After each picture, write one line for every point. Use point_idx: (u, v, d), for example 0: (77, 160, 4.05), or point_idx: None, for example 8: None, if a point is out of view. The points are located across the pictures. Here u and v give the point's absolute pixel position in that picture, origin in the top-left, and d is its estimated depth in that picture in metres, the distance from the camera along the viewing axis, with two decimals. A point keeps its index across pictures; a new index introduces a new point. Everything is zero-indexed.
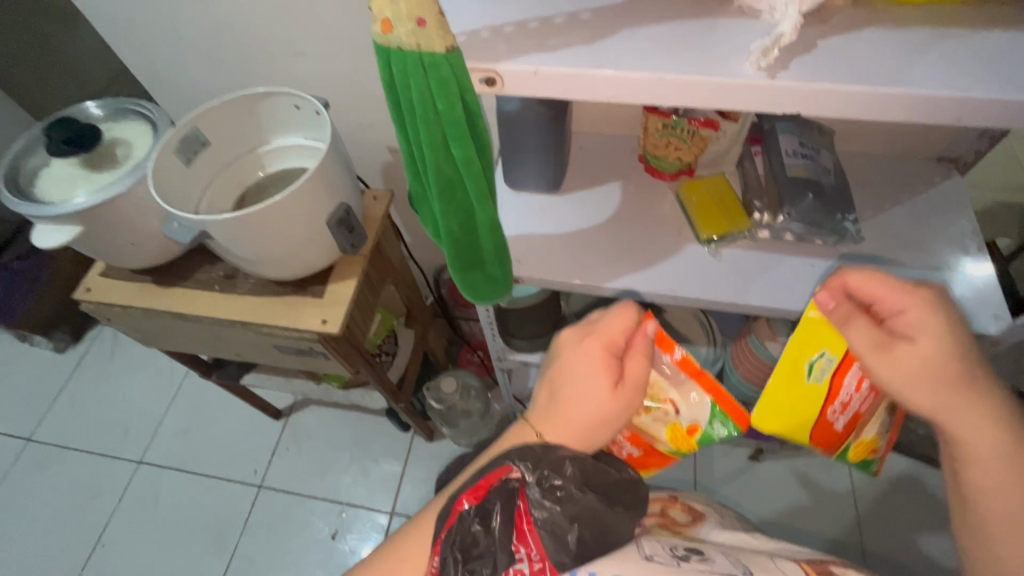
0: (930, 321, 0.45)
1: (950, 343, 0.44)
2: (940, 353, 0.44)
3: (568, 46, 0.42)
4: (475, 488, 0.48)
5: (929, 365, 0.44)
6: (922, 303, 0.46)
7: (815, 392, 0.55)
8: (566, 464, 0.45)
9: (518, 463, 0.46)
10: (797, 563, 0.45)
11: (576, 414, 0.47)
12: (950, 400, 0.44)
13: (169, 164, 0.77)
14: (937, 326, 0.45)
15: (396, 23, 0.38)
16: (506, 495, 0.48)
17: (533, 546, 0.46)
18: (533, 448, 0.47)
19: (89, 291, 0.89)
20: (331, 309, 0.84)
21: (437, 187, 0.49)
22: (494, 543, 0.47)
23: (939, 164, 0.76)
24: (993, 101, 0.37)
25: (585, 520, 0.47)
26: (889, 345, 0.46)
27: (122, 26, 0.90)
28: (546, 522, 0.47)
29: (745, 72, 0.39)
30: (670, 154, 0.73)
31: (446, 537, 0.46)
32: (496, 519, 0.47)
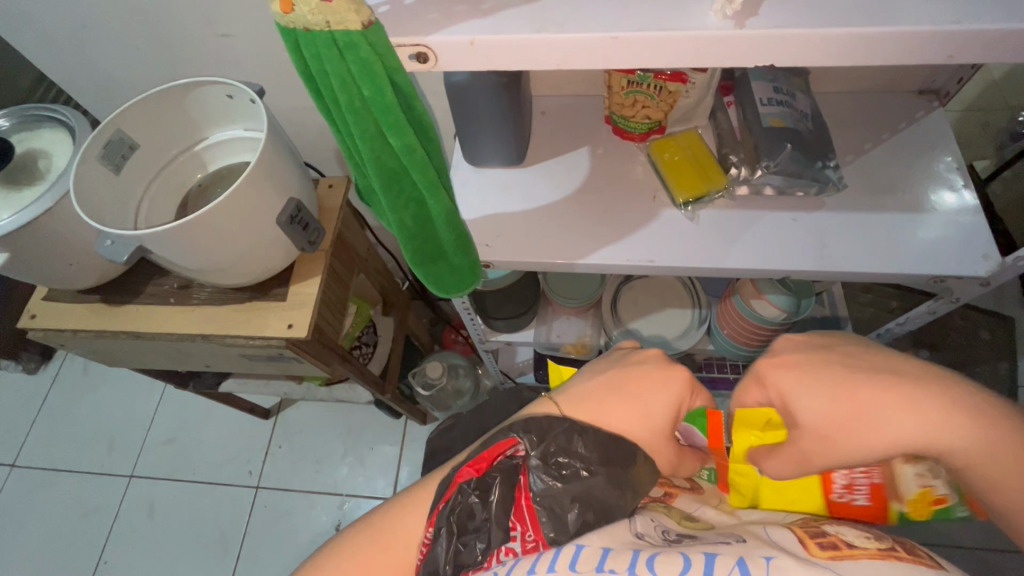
0: (800, 381, 0.39)
1: (836, 387, 0.37)
2: (825, 407, 0.37)
3: (510, 7, 0.37)
4: (476, 460, 0.44)
5: (826, 434, 0.37)
6: (795, 383, 0.39)
7: (808, 485, 0.50)
8: (574, 441, 0.41)
9: (523, 436, 0.42)
10: (791, 529, 0.39)
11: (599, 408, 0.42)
12: (887, 429, 0.35)
13: (95, 174, 0.70)
14: (811, 383, 0.38)
15: (298, 1, 0.33)
16: (506, 469, 0.44)
17: (529, 525, 0.41)
18: (537, 420, 0.43)
19: (34, 317, 0.83)
20: (297, 311, 0.80)
21: (380, 181, 0.44)
22: (491, 519, 0.42)
23: (921, 97, 0.72)
24: (986, 32, 0.33)
25: (589, 500, 0.40)
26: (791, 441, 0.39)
27: (18, 20, 0.80)
28: (544, 498, 0.40)
29: (711, 22, 0.34)
30: (637, 113, 0.68)
31: (443, 507, 0.42)
32: (495, 493, 0.43)
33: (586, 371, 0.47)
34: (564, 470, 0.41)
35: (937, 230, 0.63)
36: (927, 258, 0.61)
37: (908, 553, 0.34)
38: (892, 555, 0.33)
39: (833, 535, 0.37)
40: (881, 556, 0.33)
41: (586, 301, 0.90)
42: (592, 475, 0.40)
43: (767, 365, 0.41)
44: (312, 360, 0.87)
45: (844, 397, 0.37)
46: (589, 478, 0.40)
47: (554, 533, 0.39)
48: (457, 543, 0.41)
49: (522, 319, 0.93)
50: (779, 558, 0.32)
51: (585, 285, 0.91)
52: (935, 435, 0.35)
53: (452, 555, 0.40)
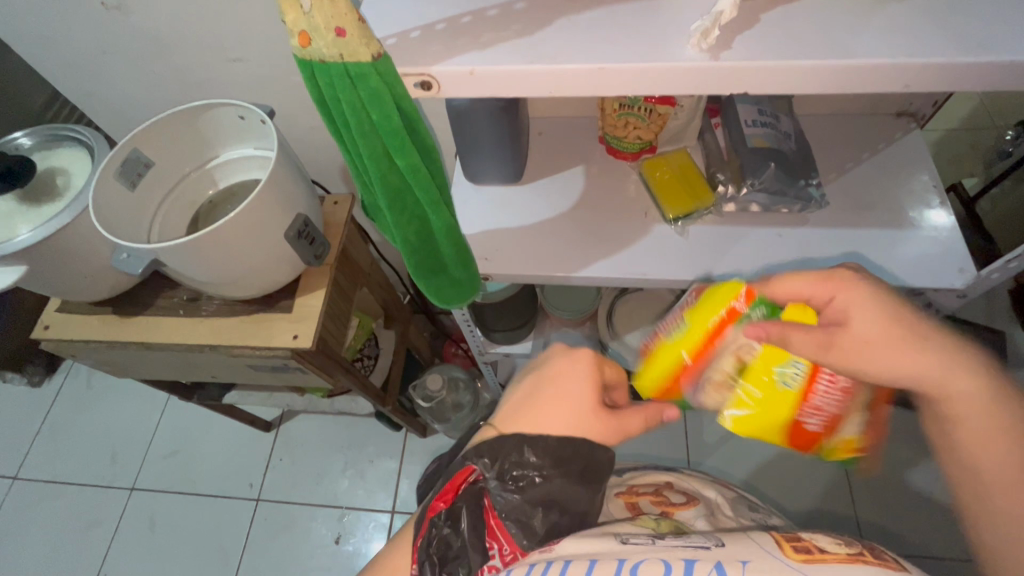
0: (864, 306, 0.44)
1: (890, 312, 0.44)
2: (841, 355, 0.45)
3: (506, 41, 0.40)
4: (443, 492, 0.46)
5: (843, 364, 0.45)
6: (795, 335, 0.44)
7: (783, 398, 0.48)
8: (526, 454, 0.43)
9: (477, 461, 0.44)
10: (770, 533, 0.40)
11: (585, 429, 0.44)
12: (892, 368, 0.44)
13: (111, 190, 0.73)
14: (870, 315, 0.43)
15: (315, 36, 0.36)
16: (471, 493, 0.47)
17: (502, 540, 0.45)
18: (487, 445, 0.44)
19: (47, 329, 0.85)
20: (302, 323, 0.82)
21: (385, 198, 0.47)
22: (466, 544, 0.44)
23: (899, 119, 0.76)
24: (937, 65, 0.37)
25: (553, 505, 0.44)
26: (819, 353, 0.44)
27: (41, 45, 0.84)
28: (510, 513, 0.44)
29: (689, 54, 0.38)
30: (629, 134, 0.72)
31: (421, 542, 0.44)
32: (464, 521, 0.45)
33: (558, 369, 0.46)
34: (521, 481, 0.43)
35: (915, 245, 0.66)
36: (904, 271, 0.64)
37: (875, 557, 0.36)
38: (859, 560, 0.35)
39: (805, 539, 0.38)
40: (850, 561, 0.35)
41: (582, 313, 0.93)
42: (547, 480, 0.43)
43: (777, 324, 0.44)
44: (316, 371, 0.89)
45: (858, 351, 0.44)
46: (546, 483, 0.43)
47: (526, 541, 0.44)
48: (439, 574, 0.43)
49: (521, 332, 0.96)
50: (754, 561, 0.34)
51: (579, 296, 0.94)
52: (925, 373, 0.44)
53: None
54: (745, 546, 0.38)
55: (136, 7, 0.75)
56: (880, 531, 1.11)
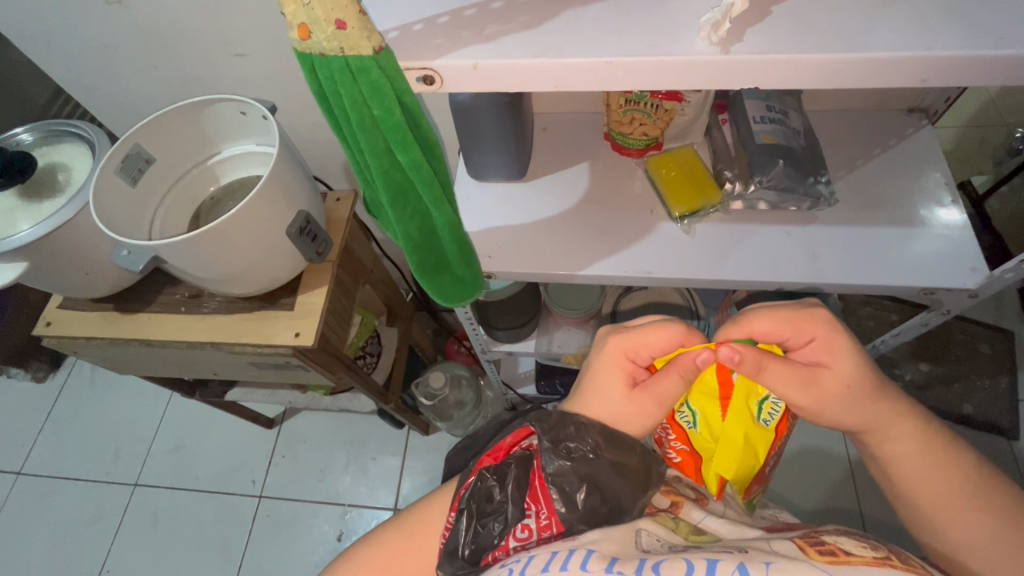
0: (836, 341, 0.43)
1: (863, 353, 0.44)
2: (859, 364, 0.43)
3: (511, 33, 0.39)
4: (495, 450, 0.48)
5: (849, 385, 0.43)
6: (827, 326, 0.44)
7: (766, 435, 0.54)
8: (585, 431, 0.43)
9: (537, 424, 0.45)
10: (790, 539, 0.39)
11: (618, 409, 0.44)
12: (889, 400, 0.43)
13: (112, 186, 0.73)
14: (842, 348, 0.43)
15: (314, 29, 0.35)
16: (522, 457, 0.47)
17: (543, 504, 0.43)
18: (551, 413, 0.46)
19: (50, 325, 0.85)
20: (304, 321, 0.82)
21: (387, 195, 0.46)
22: (507, 500, 0.45)
23: (910, 115, 0.74)
24: (957, 59, 0.35)
25: (597, 485, 0.42)
26: (814, 379, 0.43)
27: (42, 41, 0.83)
28: (556, 478, 0.43)
29: (698, 48, 0.37)
30: (635, 130, 0.71)
31: (463, 493, 0.45)
32: (511, 481, 0.46)
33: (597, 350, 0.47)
34: (574, 453, 0.43)
35: (927, 243, 0.65)
36: (914, 270, 0.63)
37: (901, 561, 0.35)
38: (886, 562, 0.34)
39: (830, 543, 0.37)
40: (878, 564, 0.34)
41: (586, 310, 0.92)
42: (598, 458, 0.43)
43: (822, 312, 0.44)
44: (318, 369, 0.88)
45: (873, 365, 0.44)
46: (596, 461, 0.43)
47: (564, 509, 0.42)
48: (475, 525, 0.44)
49: (524, 330, 0.95)
50: (778, 562, 0.33)
51: (584, 298, 0.93)
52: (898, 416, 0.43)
53: (471, 539, 0.43)
54: (767, 551, 0.36)
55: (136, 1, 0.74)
56: (884, 534, 1.10)
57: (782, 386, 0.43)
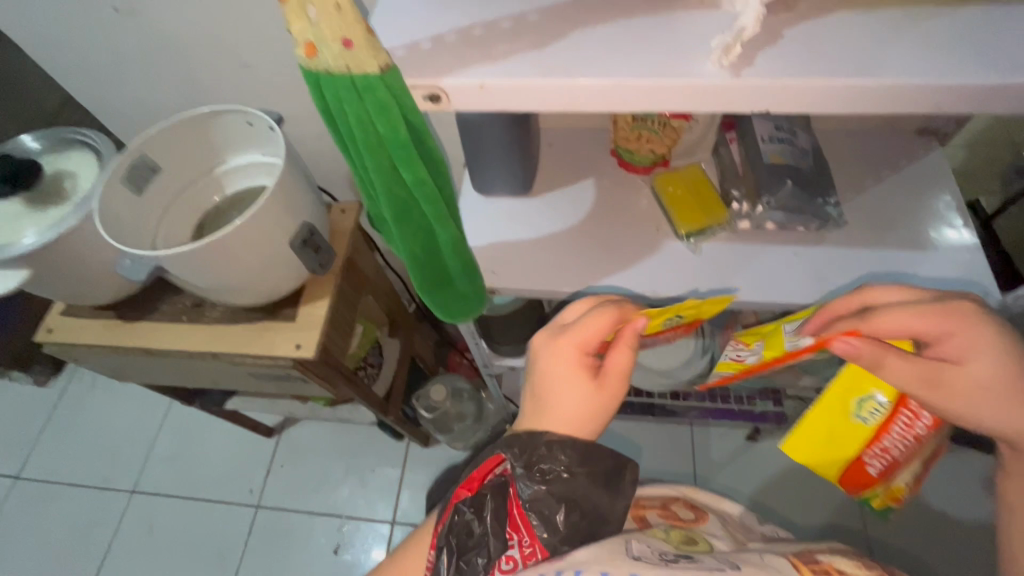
0: (982, 339, 0.44)
1: (1011, 366, 0.43)
2: (993, 374, 0.44)
3: (518, 54, 0.39)
4: (469, 481, 0.46)
5: (979, 388, 0.44)
6: (969, 325, 0.44)
7: (859, 432, 0.51)
8: (556, 450, 0.42)
9: (506, 451, 0.43)
10: (785, 557, 0.39)
11: (576, 408, 0.43)
12: (1019, 418, 0.44)
13: (117, 195, 0.73)
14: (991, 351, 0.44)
15: (321, 47, 0.35)
16: (495, 486, 0.45)
17: (525, 531, 0.42)
18: (519, 435, 0.44)
19: (51, 332, 0.85)
20: (305, 332, 0.81)
21: (391, 212, 0.46)
22: (488, 533, 0.43)
23: (921, 136, 0.74)
24: (974, 86, 0.35)
25: (574, 501, 0.42)
26: (938, 378, 0.44)
27: (54, 48, 0.84)
28: (533, 503, 0.42)
29: (708, 71, 0.36)
30: (642, 147, 0.70)
31: (443, 529, 0.44)
32: (489, 511, 0.44)
33: (546, 355, 0.46)
34: (547, 475, 0.42)
35: (939, 267, 0.64)
36: None
37: None
38: None
39: (825, 563, 0.38)
40: None
41: None
42: (571, 476, 0.42)
43: (966, 315, 0.44)
44: (318, 381, 0.88)
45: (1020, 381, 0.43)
46: (569, 479, 0.42)
47: (547, 534, 0.41)
48: (458, 561, 0.43)
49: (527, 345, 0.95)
50: None
51: None
52: None
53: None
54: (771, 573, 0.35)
55: (148, 12, 0.75)
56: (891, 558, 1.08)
57: (907, 379, 0.45)
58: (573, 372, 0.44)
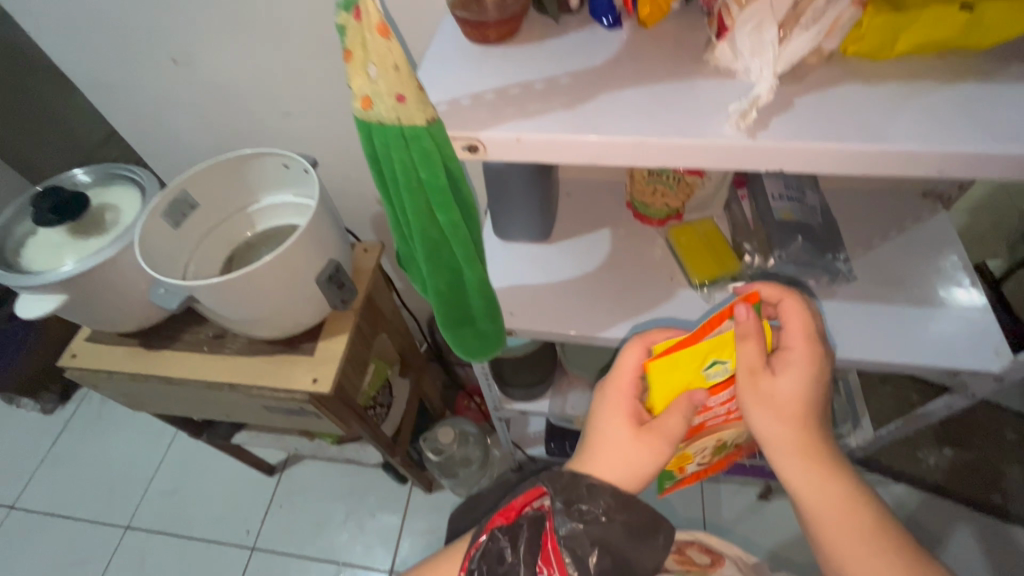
0: (803, 361, 0.44)
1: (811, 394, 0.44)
2: (799, 395, 0.44)
3: (551, 112, 0.43)
4: (507, 509, 0.47)
5: (790, 401, 0.44)
6: (804, 344, 0.45)
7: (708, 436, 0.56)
8: (597, 493, 0.42)
9: (549, 484, 0.44)
10: None
11: (628, 462, 0.44)
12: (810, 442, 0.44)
13: (156, 228, 0.76)
14: (813, 353, 0.45)
15: (376, 100, 0.38)
16: (533, 518, 0.45)
17: (556, 567, 0.41)
18: (562, 473, 0.45)
19: (74, 357, 0.87)
20: (323, 367, 0.82)
21: (423, 251, 0.49)
22: (519, 562, 0.43)
23: (926, 199, 0.77)
24: (974, 153, 0.38)
25: (608, 548, 0.42)
26: (759, 375, 0.44)
27: (110, 92, 0.91)
28: (567, 539, 0.41)
29: (726, 132, 0.40)
30: (657, 200, 0.74)
31: (475, 553, 0.44)
32: (524, 542, 0.44)
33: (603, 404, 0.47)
34: (586, 515, 0.42)
35: (950, 324, 0.65)
36: (937, 350, 0.63)
37: None
38: None
39: None
40: None
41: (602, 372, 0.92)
42: (609, 522, 0.42)
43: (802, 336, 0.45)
44: (332, 417, 0.88)
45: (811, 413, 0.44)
46: (607, 524, 0.42)
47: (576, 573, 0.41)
48: None
49: (539, 390, 0.95)
50: None
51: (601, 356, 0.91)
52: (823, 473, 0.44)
53: None
54: None
55: (203, 64, 0.82)
56: None
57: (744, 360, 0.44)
58: (621, 416, 0.46)
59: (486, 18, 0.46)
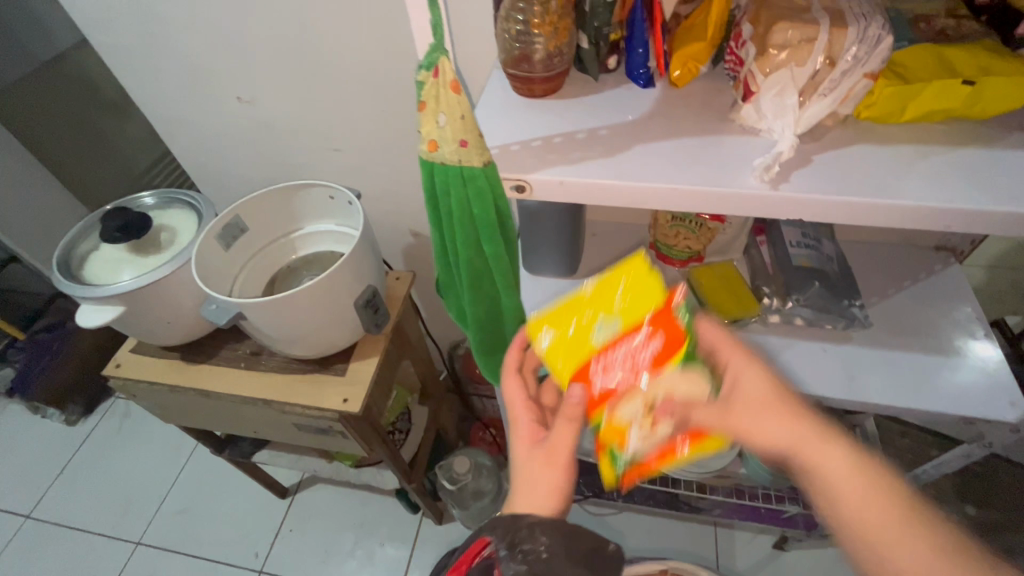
0: (748, 365, 0.50)
1: (770, 385, 0.49)
2: (758, 388, 0.49)
3: (593, 159, 0.48)
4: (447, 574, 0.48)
5: (758, 402, 0.48)
6: (741, 356, 0.51)
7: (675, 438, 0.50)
8: (537, 531, 0.44)
9: (491, 531, 0.45)
10: None
11: (540, 492, 0.47)
12: (785, 429, 0.46)
13: (211, 248, 0.82)
14: (733, 350, 0.51)
15: (442, 143, 0.44)
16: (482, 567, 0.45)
17: None
18: (502, 519, 0.46)
19: (118, 367, 0.92)
20: (352, 388, 0.86)
21: (468, 279, 0.53)
22: None
23: (939, 253, 0.80)
24: (978, 211, 0.41)
25: None
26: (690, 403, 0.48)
27: (175, 124, 0.99)
28: None
29: (752, 183, 0.44)
30: (679, 243, 0.78)
31: None
32: None
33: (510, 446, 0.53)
34: (530, 555, 0.43)
35: (966, 374, 0.67)
36: (954, 399, 0.64)
37: None
38: None
39: None
40: None
41: None
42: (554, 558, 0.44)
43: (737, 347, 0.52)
44: (356, 438, 0.91)
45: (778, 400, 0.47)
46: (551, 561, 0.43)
47: None
48: None
49: None
50: None
51: None
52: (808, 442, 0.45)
53: None
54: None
55: (264, 102, 0.90)
56: None
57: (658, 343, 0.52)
58: (520, 449, 0.51)
59: (534, 73, 0.52)
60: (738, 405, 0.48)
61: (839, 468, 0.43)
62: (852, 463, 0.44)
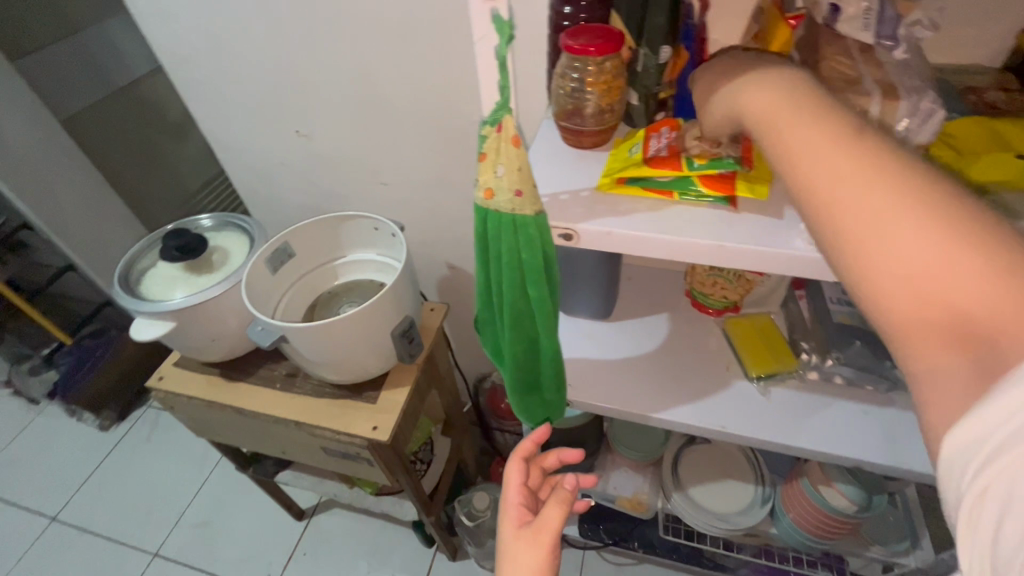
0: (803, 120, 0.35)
1: (835, 129, 0.34)
2: (822, 138, 0.34)
3: (640, 213, 0.49)
4: None
5: (830, 190, 0.32)
6: (800, 113, 0.36)
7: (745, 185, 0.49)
8: None
9: None
10: None
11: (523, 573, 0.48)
12: (856, 207, 0.31)
13: (260, 271, 0.86)
14: (865, 173, 0.32)
15: (497, 192, 0.46)
16: None
17: None
18: None
19: (161, 379, 0.95)
20: (382, 415, 0.87)
21: (510, 320, 0.54)
22: None
23: None
24: None
25: None
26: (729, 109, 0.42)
27: (236, 152, 1.06)
28: None
29: (799, 245, 0.45)
30: (716, 292, 0.78)
31: None
32: None
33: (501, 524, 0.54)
34: None
35: None
36: None
37: None
38: None
39: None
40: None
41: (648, 454, 0.93)
42: None
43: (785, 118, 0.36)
44: (381, 466, 0.92)
45: (852, 157, 0.32)
46: None
47: None
48: None
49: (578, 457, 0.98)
50: None
51: (646, 440, 0.95)
52: (905, 218, 0.30)
53: None
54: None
55: (321, 137, 0.95)
56: None
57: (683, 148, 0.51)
58: (508, 526, 0.53)
59: (585, 127, 0.54)
60: (805, 212, 0.34)
61: (921, 239, 0.29)
62: (992, 264, 0.27)
